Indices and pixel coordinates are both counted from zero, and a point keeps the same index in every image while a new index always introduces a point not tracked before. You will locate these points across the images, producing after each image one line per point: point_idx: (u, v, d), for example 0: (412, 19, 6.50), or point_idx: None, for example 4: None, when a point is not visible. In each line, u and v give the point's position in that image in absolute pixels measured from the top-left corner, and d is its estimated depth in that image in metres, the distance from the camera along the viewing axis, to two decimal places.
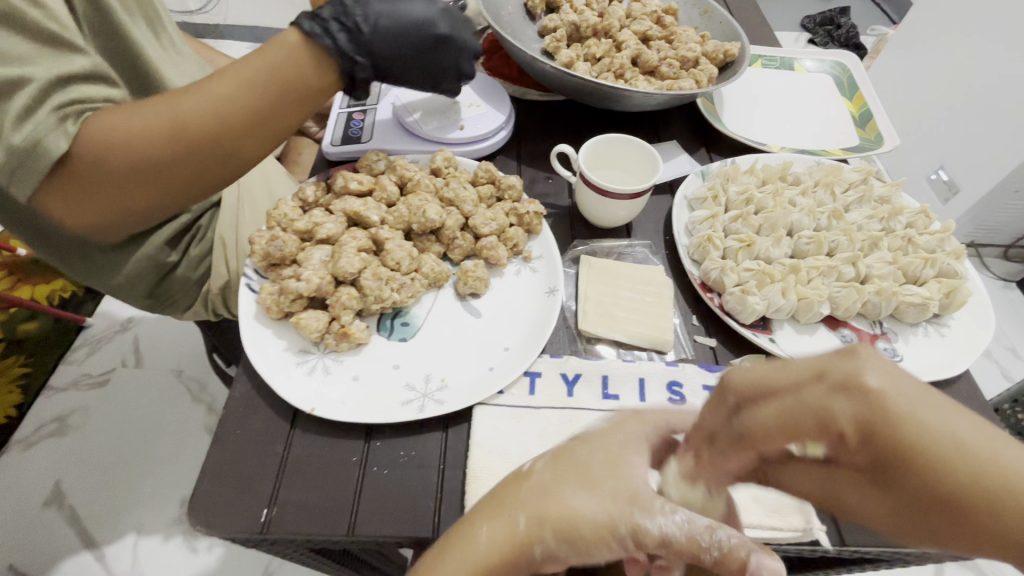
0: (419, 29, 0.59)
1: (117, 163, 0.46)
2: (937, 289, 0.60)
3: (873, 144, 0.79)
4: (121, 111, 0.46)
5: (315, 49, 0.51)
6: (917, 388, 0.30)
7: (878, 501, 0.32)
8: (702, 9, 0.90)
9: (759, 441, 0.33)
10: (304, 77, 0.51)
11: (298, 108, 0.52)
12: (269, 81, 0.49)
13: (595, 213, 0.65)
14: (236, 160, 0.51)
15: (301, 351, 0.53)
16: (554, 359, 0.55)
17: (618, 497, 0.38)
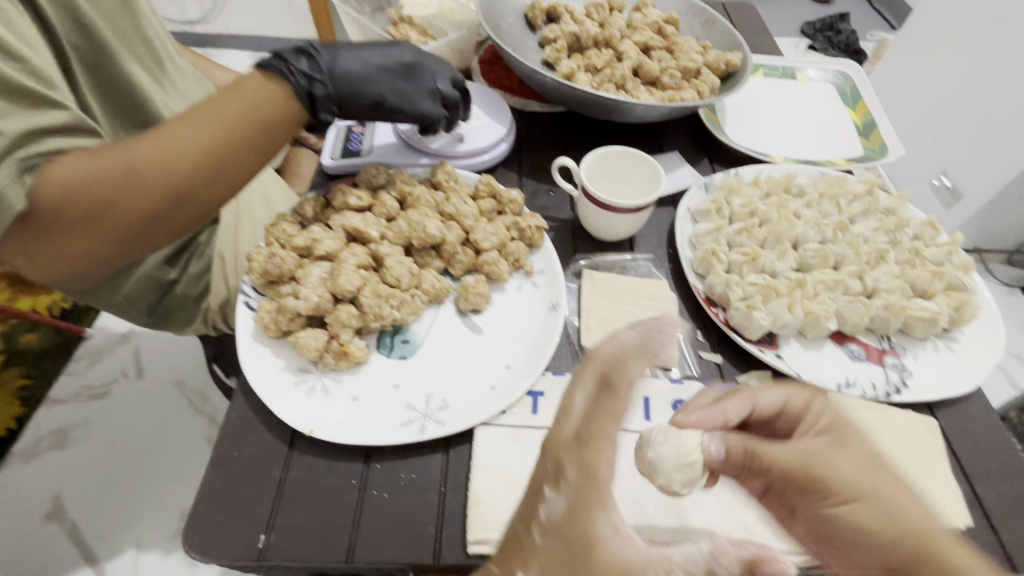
0: (382, 57, 0.62)
1: (70, 213, 0.45)
2: (947, 302, 0.59)
3: (877, 154, 0.78)
4: (73, 158, 0.45)
5: (271, 85, 0.53)
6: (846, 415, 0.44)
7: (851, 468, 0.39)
8: (703, 19, 0.90)
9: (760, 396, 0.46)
10: (262, 115, 0.52)
11: (259, 146, 0.52)
12: (229, 120, 0.50)
13: (596, 227, 0.64)
14: (196, 204, 0.51)
15: (299, 370, 0.52)
16: (557, 378, 0.54)
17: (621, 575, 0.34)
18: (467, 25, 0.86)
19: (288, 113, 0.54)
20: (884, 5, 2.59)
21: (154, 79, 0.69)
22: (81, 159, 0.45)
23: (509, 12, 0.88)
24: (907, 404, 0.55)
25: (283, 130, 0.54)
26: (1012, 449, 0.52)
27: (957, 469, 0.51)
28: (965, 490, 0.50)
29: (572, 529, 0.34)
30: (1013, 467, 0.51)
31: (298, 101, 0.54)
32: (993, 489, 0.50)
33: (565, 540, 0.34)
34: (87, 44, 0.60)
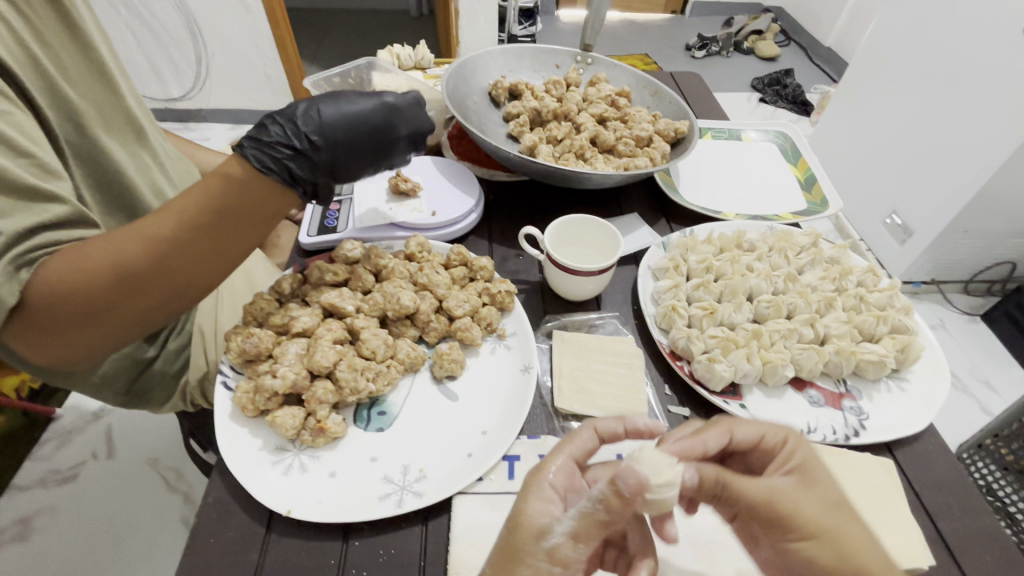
0: (368, 127, 0.60)
1: (68, 306, 0.47)
2: (892, 345, 0.62)
3: (820, 207, 0.84)
4: (70, 252, 0.47)
5: (267, 189, 0.54)
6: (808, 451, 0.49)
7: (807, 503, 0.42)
8: (652, 90, 0.98)
9: (738, 430, 0.48)
10: (253, 208, 0.54)
11: (248, 232, 0.55)
12: (228, 214, 0.52)
13: (565, 289, 0.68)
14: (188, 290, 0.53)
15: (277, 449, 0.53)
16: (532, 441, 0.55)
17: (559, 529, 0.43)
18: (435, 105, 0.93)
19: (278, 196, 0.55)
20: (824, 62, 2.83)
21: (140, 163, 0.72)
22: (72, 259, 0.47)
23: (474, 91, 0.96)
24: (867, 446, 0.58)
25: (271, 214, 0.56)
26: (968, 484, 0.55)
27: (920, 508, 0.53)
28: (927, 530, 0.52)
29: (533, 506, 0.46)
30: (973, 503, 0.54)
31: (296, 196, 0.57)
32: (954, 523, 0.52)
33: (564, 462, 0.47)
34: (77, 135, 0.63)
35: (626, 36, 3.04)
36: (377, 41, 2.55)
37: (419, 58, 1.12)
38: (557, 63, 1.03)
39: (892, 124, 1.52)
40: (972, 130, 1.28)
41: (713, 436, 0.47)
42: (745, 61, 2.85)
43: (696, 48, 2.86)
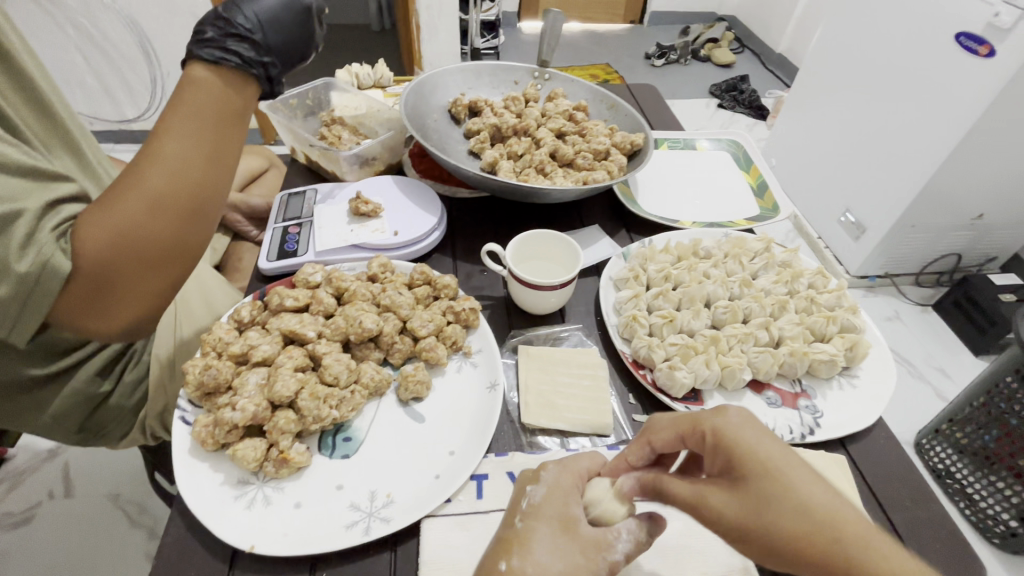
0: (292, 9, 0.62)
1: (118, 257, 0.51)
2: (842, 344, 0.65)
3: (771, 213, 0.88)
4: (100, 212, 0.51)
5: (232, 77, 0.56)
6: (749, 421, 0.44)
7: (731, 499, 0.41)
8: (609, 104, 1.01)
9: (657, 440, 0.49)
10: (228, 107, 0.56)
11: (238, 130, 0.57)
12: (209, 117, 0.54)
13: (528, 303, 0.69)
14: (213, 205, 0.57)
15: (239, 483, 0.52)
16: (500, 458, 0.55)
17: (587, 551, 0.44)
18: (394, 124, 0.93)
19: (243, 88, 0.57)
20: (777, 68, 2.95)
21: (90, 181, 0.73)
22: (109, 215, 0.51)
23: (434, 109, 0.97)
24: (822, 443, 0.60)
25: (244, 108, 0.58)
26: (916, 474, 0.58)
27: (872, 500, 0.56)
28: (880, 520, 0.54)
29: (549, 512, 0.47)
30: (922, 493, 0.56)
31: (258, 84, 0.59)
32: (905, 514, 0.55)
33: (547, 517, 0.46)
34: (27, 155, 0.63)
35: (587, 46, 3.11)
36: (340, 57, 2.55)
37: (378, 76, 1.13)
38: (516, 79, 1.05)
39: (838, 130, 1.60)
40: (910, 131, 1.35)
41: (632, 451, 0.51)
42: (703, 68, 2.94)
43: (655, 57, 2.94)
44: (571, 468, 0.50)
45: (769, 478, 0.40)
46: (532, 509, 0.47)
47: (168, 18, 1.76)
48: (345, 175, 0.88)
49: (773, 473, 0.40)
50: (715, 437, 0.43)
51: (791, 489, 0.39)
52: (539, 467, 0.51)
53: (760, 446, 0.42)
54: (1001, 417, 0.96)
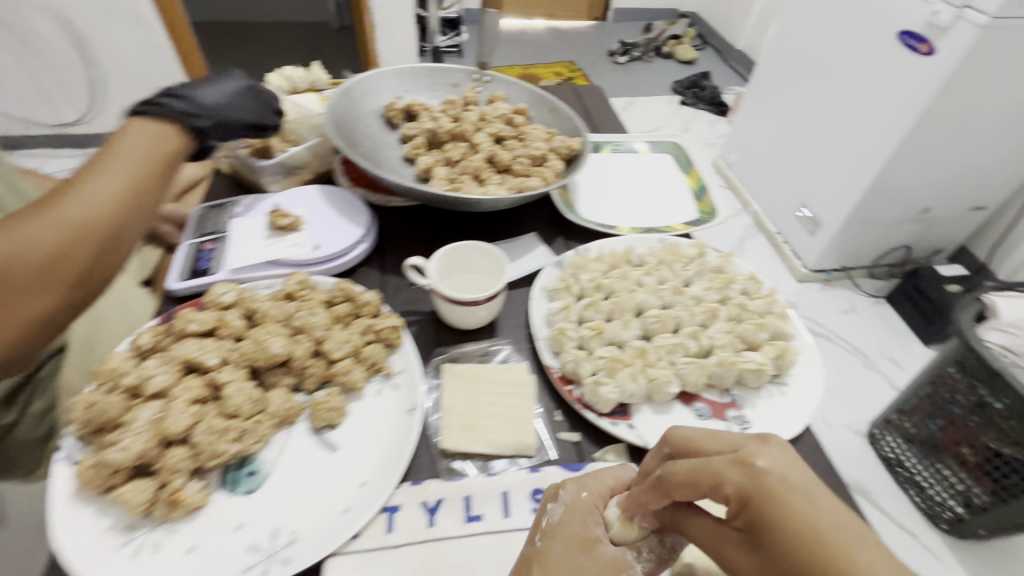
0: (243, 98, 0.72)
1: (24, 278, 0.52)
2: (770, 352, 0.64)
3: (708, 217, 0.87)
4: (9, 236, 0.52)
5: (188, 138, 0.66)
6: (802, 478, 0.37)
7: (749, 560, 0.38)
8: (548, 106, 0.98)
9: (674, 492, 0.42)
10: (166, 149, 0.64)
11: (164, 175, 0.63)
12: (145, 159, 0.61)
13: (455, 317, 0.66)
14: (128, 241, 0.60)
15: (127, 528, 0.48)
16: (414, 488, 0.53)
17: (605, 569, 0.47)
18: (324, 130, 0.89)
19: (182, 139, 0.66)
20: (737, 65, 2.97)
21: None
22: (18, 240, 0.52)
23: (367, 114, 0.93)
24: None
25: (180, 154, 0.66)
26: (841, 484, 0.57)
27: None
28: None
29: (568, 530, 0.48)
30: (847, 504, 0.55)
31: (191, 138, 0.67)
32: None
33: (564, 537, 0.48)
34: None
35: (551, 43, 3.09)
36: (296, 55, 2.46)
37: (314, 80, 1.09)
38: (454, 81, 1.02)
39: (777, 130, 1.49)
40: None
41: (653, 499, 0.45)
42: (665, 65, 2.95)
43: (618, 54, 2.95)
44: (593, 488, 0.51)
45: (814, 548, 0.34)
46: (550, 528, 0.48)
47: (103, 15, 1.67)
48: (270, 186, 0.84)
49: (815, 545, 0.34)
50: (739, 496, 0.38)
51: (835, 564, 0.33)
52: (558, 486, 0.51)
53: (807, 510, 0.35)
54: (947, 407, 0.94)
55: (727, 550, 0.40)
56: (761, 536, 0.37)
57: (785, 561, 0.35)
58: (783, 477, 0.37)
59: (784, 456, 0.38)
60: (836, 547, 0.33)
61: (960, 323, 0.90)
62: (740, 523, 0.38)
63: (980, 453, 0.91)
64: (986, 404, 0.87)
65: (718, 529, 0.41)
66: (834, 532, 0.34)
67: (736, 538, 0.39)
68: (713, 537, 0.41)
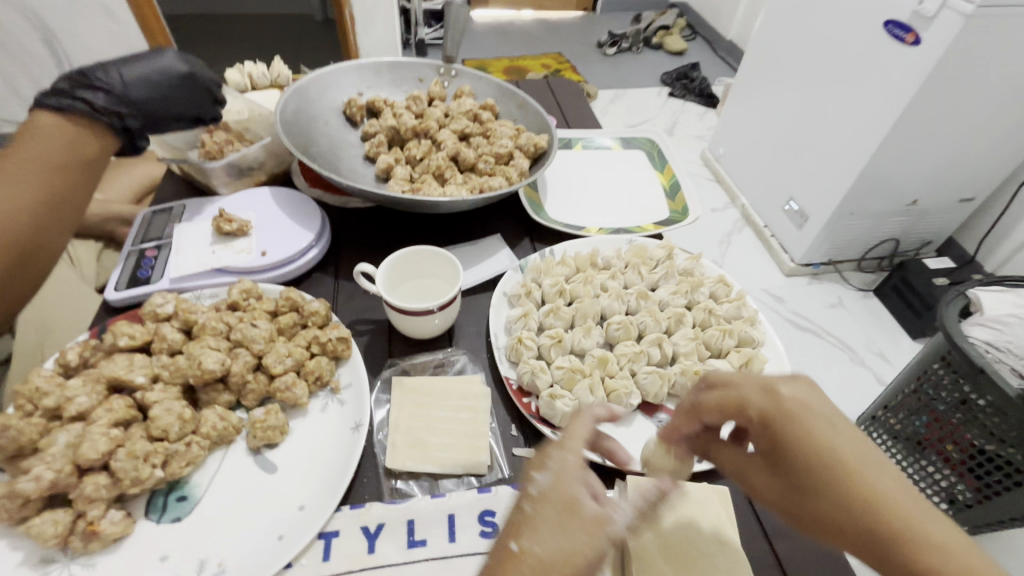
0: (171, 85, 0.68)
1: None
2: (736, 359, 0.62)
3: (680, 216, 0.84)
4: None
5: (109, 139, 0.62)
6: (825, 407, 0.40)
7: (767, 478, 0.42)
8: (517, 102, 0.95)
9: (704, 416, 0.46)
10: (80, 154, 0.58)
11: (82, 183, 0.59)
12: (55, 166, 0.56)
13: (410, 328, 0.62)
14: (45, 256, 0.57)
15: (41, 562, 0.45)
16: (354, 511, 0.50)
17: (592, 533, 0.39)
18: None
19: (97, 142, 0.60)
20: (728, 55, 2.92)
21: None
22: None
23: (326, 112, 0.89)
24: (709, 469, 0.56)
25: (99, 158, 0.61)
26: None
27: (755, 529, 0.51)
28: (763, 554, 0.50)
29: (558, 491, 0.41)
30: None
31: (109, 136, 0.62)
32: (789, 544, 0.50)
33: (557, 503, 0.40)
34: None
35: (540, 35, 3.03)
36: (276, 48, 2.40)
37: (275, 75, 1.04)
38: (420, 76, 0.98)
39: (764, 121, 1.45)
40: None
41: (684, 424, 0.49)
42: (655, 57, 2.90)
43: (607, 45, 2.90)
44: (579, 451, 0.45)
45: (829, 464, 0.38)
46: (541, 495, 0.41)
47: (70, 8, 1.61)
48: (221, 188, 0.80)
49: (830, 461, 0.38)
50: (761, 420, 0.41)
51: (846, 479, 0.37)
52: (545, 451, 0.45)
53: (829, 434, 0.38)
54: (930, 403, 0.92)
55: (752, 473, 0.44)
56: (779, 456, 0.40)
57: (801, 477, 0.39)
58: (808, 406, 0.40)
59: (810, 389, 0.42)
60: (851, 465, 0.37)
61: (942, 318, 0.85)
62: (763, 447, 0.42)
63: (964, 450, 0.89)
64: (969, 400, 0.85)
65: (746, 457, 0.45)
66: (855, 455, 0.38)
67: (758, 461, 0.43)
68: (741, 463, 0.45)
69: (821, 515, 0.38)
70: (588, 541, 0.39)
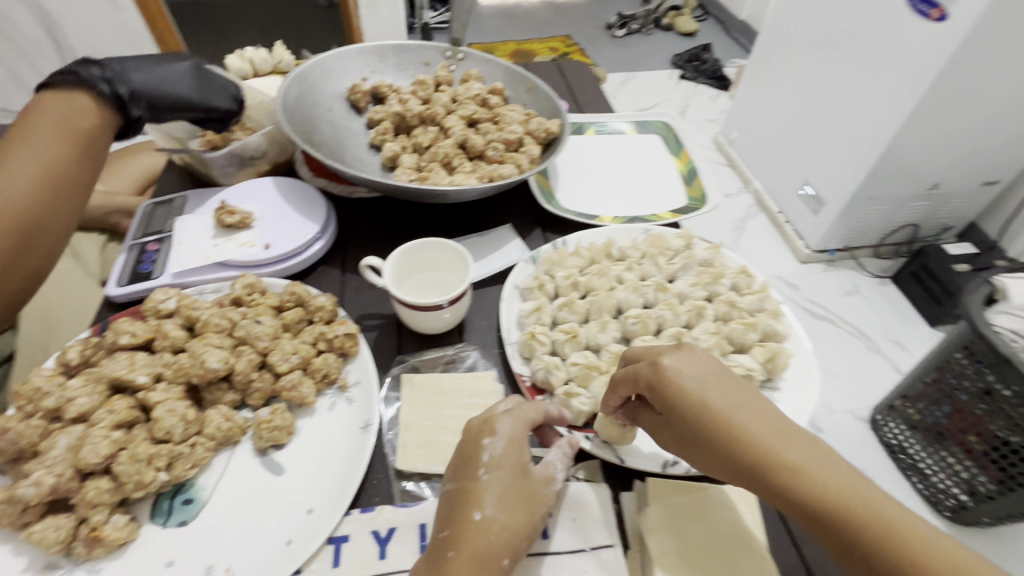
0: (182, 76, 0.66)
1: None
2: (761, 354, 0.59)
3: (698, 203, 0.80)
4: None
5: (110, 114, 0.61)
6: (696, 368, 0.46)
7: (668, 437, 0.46)
8: (526, 85, 0.91)
9: (612, 392, 0.50)
10: (80, 125, 0.58)
11: (83, 161, 0.57)
12: (54, 139, 0.56)
13: (419, 323, 0.60)
14: (50, 238, 0.55)
15: (45, 568, 0.43)
16: (364, 515, 0.48)
17: (541, 492, 0.45)
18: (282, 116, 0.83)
19: (97, 111, 0.59)
20: (741, 35, 2.83)
21: None
22: None
23: (329, 98, 0.86)
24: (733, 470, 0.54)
25: (104, 131, 0.60)
26: None
27: (784, 533, 0.49)
28: (791, 559, 0.47)
29: (512, 455, 0.46)
30: None
31: (109, 107, 0.60)
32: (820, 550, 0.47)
33: (510, 467, 0.45)
34: None
35: (547, 18, 2.96)
36: (279, 34, 2.36)
37: (277, 61, 1.01)
38: (425, 60, 0.94)
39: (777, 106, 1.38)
40: None
41: (610, 397, 0.50)
42: (665, 38, 2.82)
43: (616, 27, 2.82)
44: (521, 416, 0.49)
45: (704, 414, 0.43)
46: (496, 461, 0.45)
47: None
48: (223, 179, 0.78)
49: (705, 413, 0.43)
50: (649, 389, 0.46)
51: (721, 426, 0.43)
52: (490, 417, 0.48)
53: (701, 390, 0.44)
54: (953, 393, 0.88)
55: (657, 432, 0.48)
56: (672, 418, 0.45)
57: (690, 432, 0.44)
58: (682, 369, 0.45)
59: (685, 355, 0.46)
60: (720, 414, 0.43)
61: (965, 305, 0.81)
62: (659, 410, 0.46)
63: (987, 441, 0.85)
64: (993, 390, 0.80)
65: (651, 416, 0.48)
66: (724, 404, 0.43)
67: (657, 421, 0.48)
68: (648, 424, 0.49)
69: (709, 460, 0.43)
70: (539, 499, 0.45)
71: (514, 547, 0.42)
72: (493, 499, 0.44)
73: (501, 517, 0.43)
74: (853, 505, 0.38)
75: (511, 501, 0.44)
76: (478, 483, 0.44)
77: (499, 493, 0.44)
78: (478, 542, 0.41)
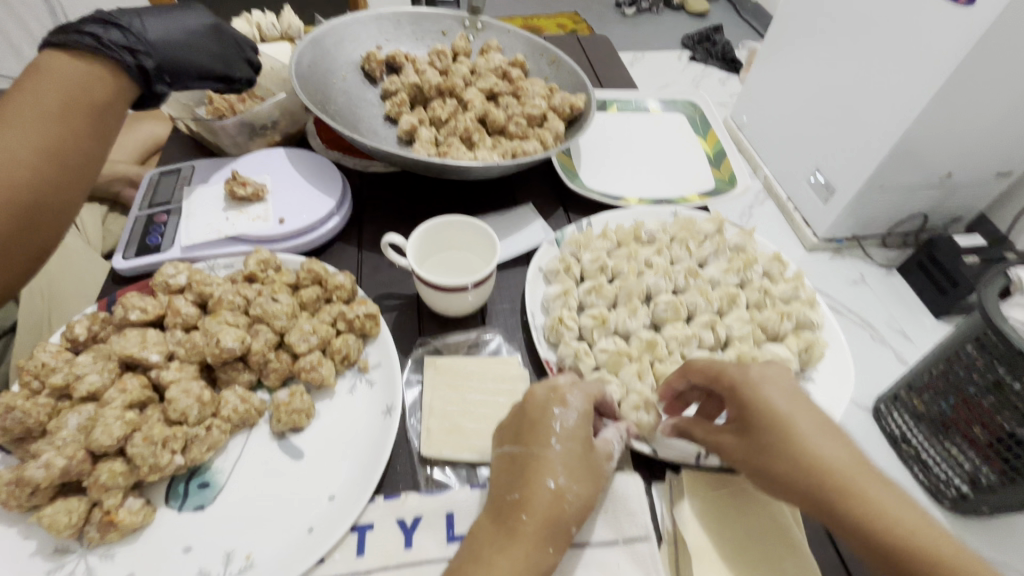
0: (199, 36, 0.63)
1: None
2: (796, 344, 0.57)
3: (727, 186, 0.78)
4: None
5: (127, 84, 0.56)
6: (786, 386, 0.45)
7: (736, 443, 0.45)
8: (549, 58, 0.87)
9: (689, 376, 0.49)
10: (93, 94, 0.53)
11: (98, 130, 0.53)
12: (65, 107, 0.51)
13: (442, 305, 0.57)
14: (55, 216, 0.51)
15: (57, 552, 0.42)
16: (389, 504, 0.46)
17: (603, 463, 0.45)
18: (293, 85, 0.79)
19: (112, 80, 0.55)
20: (752, 17, 2.75)
21: None
22: None
23: (342, 67, 0.82)
24: None
25: (118, 102, 0.56)
26: None
27: (819, 529, 0.47)
28: (826, 554, 0.46)
29: (582, 428, 0.44)
30: None
31: (127, 77, 0.56)
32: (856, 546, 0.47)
33: (582, 440, 0.44)
34: None
35: None
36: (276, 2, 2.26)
37: (285, 27, 0.96)
38: (442, 29, 0.90)
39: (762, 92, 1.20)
40: None
41: (675, 380, 0.51)
42: (675, 19, 2.74)
43: (625, 5, 2.74)
44: (586, 390, 0.47)
45: (781, 426, 0.42)
46: (568, 433, 0.44)
47: None
48: (232, 149, 0.74)
49: (786, 427, 0.42)
50: (735, 390, 0.45)
51: (800, 445, 0.41)
52: (557, 388, 0.46)
53: (787, 407, 0.43)
54: (959, 384, 0.64)
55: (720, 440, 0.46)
56: (749, 423, 0.44)
57: (765, 442, 0.43)
58: (771, 382, 0.45)
59: (776, 374, 0.46)
60: (798, 431, 0.42)
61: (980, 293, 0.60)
62: (735, 413, 0.45)
63: (991, 433, 0.61)
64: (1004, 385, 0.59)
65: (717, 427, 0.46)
66: (808, 427, 0.42)
67: (726, 427, 0.46)
68: (708, 430, 0.47)
69: (779, 473, 0.42)
70: (601, 471, 0.44)
71: (584, 514, 0.42)
72: (556, 470, 0.42)
73: (570, 487, 0.42)
74: (931, 550, 0.37)
75: (576, 469, 0.43)
76: (542, 452, 0.43)
77: (564, 461, 0.43)
78: (556, 515, 0.41)
